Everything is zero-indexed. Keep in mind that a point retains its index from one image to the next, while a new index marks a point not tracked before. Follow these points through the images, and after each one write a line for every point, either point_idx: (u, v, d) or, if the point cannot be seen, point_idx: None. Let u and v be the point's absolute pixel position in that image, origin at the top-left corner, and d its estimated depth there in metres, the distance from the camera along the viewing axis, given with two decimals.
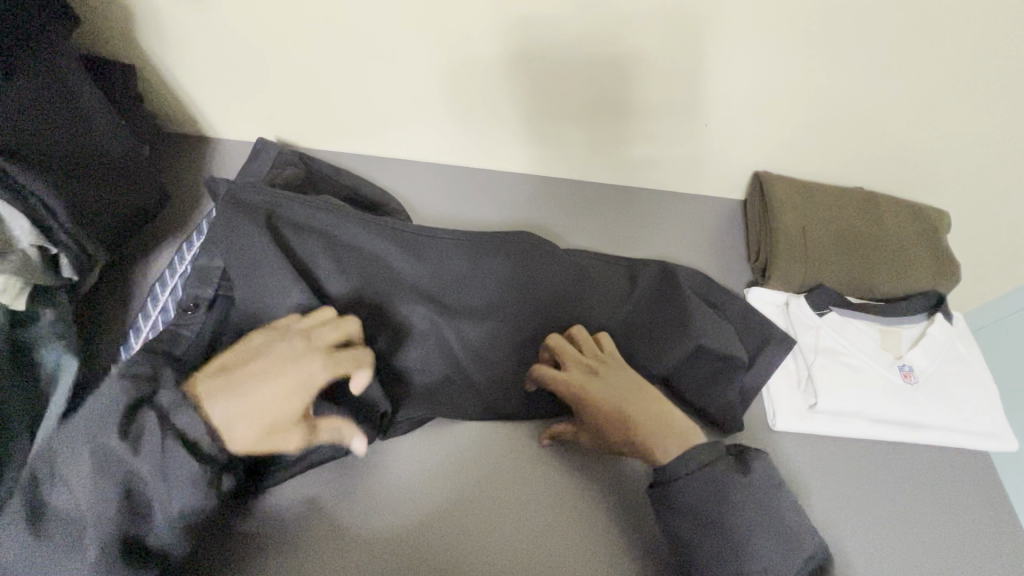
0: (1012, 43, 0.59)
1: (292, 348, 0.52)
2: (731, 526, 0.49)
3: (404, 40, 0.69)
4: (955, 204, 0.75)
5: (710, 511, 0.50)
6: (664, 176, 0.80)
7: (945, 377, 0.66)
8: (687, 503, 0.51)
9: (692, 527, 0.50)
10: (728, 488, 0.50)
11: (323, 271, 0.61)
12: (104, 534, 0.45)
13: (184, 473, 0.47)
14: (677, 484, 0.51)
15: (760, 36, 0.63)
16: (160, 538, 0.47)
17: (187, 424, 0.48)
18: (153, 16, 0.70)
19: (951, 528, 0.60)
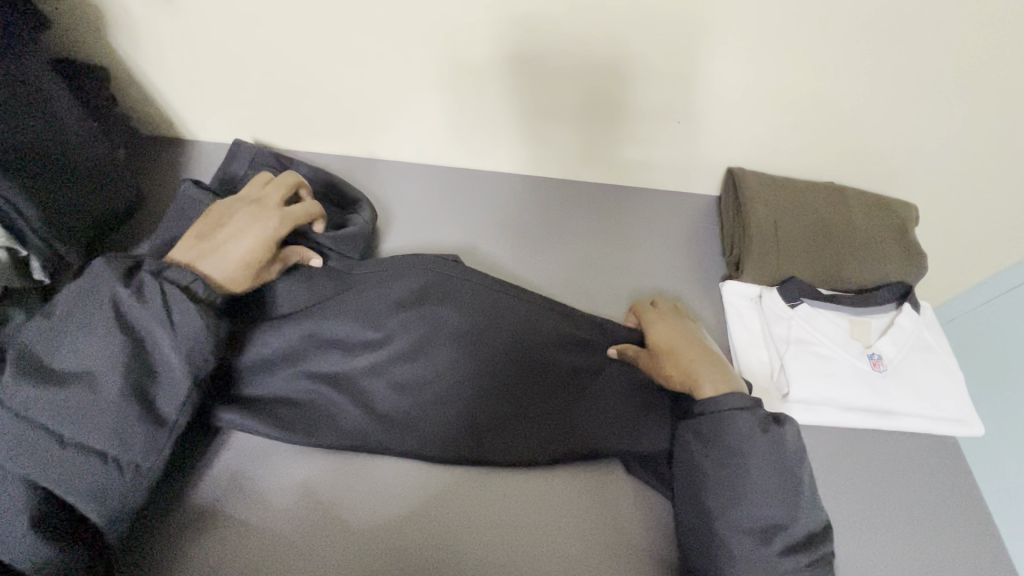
0: (969, 48, 0.61)
1: (248, 214, 0.60)
2: (738, 478, 0.52)
3: (380, 44, 0.70)
4: (923, 199, 0.77)
5: (725, 456, 0.53)
6: (643, 176, 0.81)
7: (915, 365, 0.68)
8: (706, 439, 0.55)
9: (705, 492, 0.53)
10: (751, 444, 0.53)
11: (321, 304, 0.64)
12: (162, 338, 0.51)
13: (188, 313, 0.52)
14: (704, 420, 0.55)
15: (728, 39, 0.64)
16: (189, 340, 0.51)
17: (185, 277, 0.54)
18: (127, 20, 0.70)
19: (917, 511, 0.62)
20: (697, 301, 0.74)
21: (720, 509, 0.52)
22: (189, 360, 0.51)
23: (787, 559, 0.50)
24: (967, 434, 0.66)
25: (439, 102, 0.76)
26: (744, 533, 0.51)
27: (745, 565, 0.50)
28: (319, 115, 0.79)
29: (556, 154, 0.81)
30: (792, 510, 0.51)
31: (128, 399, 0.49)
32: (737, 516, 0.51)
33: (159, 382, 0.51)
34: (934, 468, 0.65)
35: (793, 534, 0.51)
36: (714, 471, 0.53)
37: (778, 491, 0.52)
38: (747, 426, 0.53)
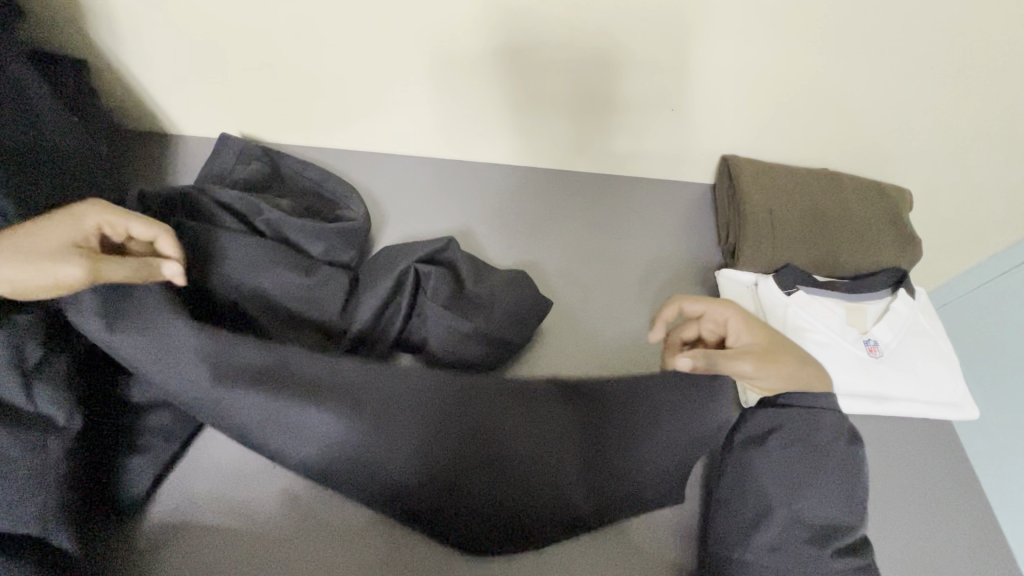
0: (955, 37, 0.61)
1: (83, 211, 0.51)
2: (808, 474, 0.51)
3: (367, 33, 0.68)
4: (916, 186, 0.77)
5: (799, 451, 0.51)
6: (635, 164, 0.81)
7: (911, 351, 0.68)
8: (785, 433, 0.52)
9: (769, 492, 0.51)
10: (820, 445, 0.52)
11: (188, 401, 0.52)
12: None
13: None
14: (788, 414, 0.53)
15: (724, 23, 0.63)
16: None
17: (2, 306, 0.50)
18: (104, 12, 0.68)
19: (911, 497, 0.62)
20: (694, 290, 0.74)
21: (780, 502, 0.50)
22: (14, 363, 0.48)
23: (840, 560, 0.49)
24: (962, 418, 0.66)
25: (427, 94, 0.75)
26: (797, 531, 0.49)
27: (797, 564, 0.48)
28: (305, 107, 0.78)
29: (547, 146, 0.80)
30: (852, 514, 0.50)
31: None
32: (799, 507, 0.50)
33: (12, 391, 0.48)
34: (929, 453, 0.65)
35: (845, 537, 0.50)
36: (785, 465, 0.51)
37: (840, 493, 0.51)
38: (831, 423, 0.52)
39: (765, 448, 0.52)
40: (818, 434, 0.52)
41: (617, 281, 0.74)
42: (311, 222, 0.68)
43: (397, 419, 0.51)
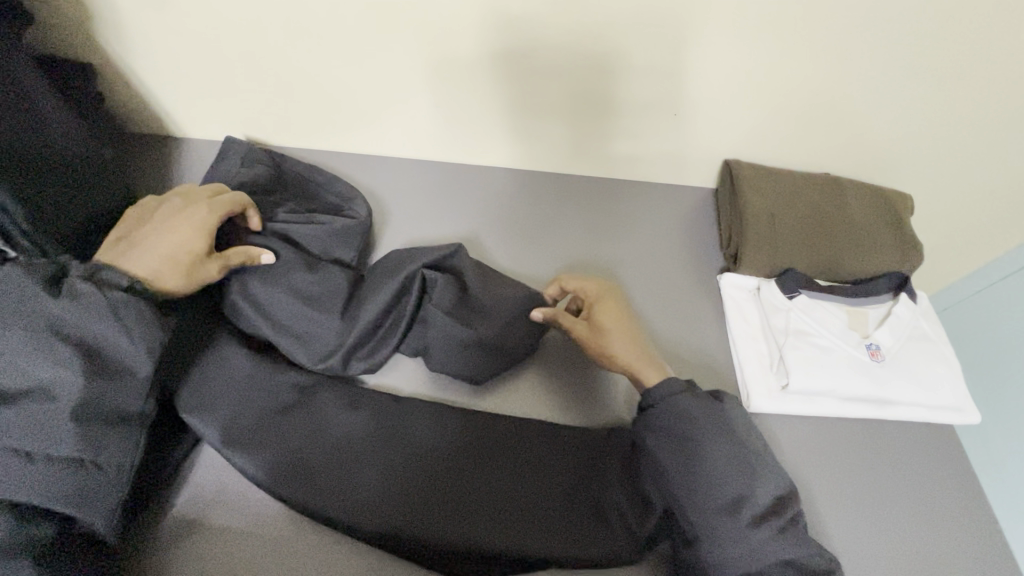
0: (956, 43, 0.61)
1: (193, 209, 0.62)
2: (692, 461, 0.52)
3: (371, 37, 0.69)
4: (918, 191, 0.78)
5: (674, 442, 0.54)
6: (637, 168, 0.81)
7: (912, 355, 0.68)
8: (658, 426, 0.55)
9: (675, 493, 0.52)
10: (695, 426, 0.54)
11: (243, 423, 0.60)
12: (112, 335, 0.51)
13: (140, 314, 0.53)
14: (655, 408, 0.55)
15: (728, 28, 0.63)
16: (140, 340, 0.53)
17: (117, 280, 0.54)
18: (110, 16, 0.68)
19: (914, 502, 0.62)
20: (697, 293, 0.74)
21: (685, 497, 0.52)
22: (150, 350, 0.53)
23: (758, 530, 0.50)
24: (964, 423, 0.66)
25: (431, 98, 0.75)
26: (717, 515, 0.51)
27: (729, 554, 0.50)
28: (309, 110, 0.78)
29: (550, 151, 0.80)
30: (749, 481, 0.52)
31: (89, 401, 0.49)
32: (702, 497, 0.51)
33: (116, 381, 0.51)
34: (932, 458, 0.65)
35: (757, 505, 0.51)
36: (675, 459, 0.53)
37: (735, 467, 0.52)
38: (694, 398, 0.55)
39: (657, 444, 0.54)
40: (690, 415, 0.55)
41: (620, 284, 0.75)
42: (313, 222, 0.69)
43: (422, 507, 0.56)
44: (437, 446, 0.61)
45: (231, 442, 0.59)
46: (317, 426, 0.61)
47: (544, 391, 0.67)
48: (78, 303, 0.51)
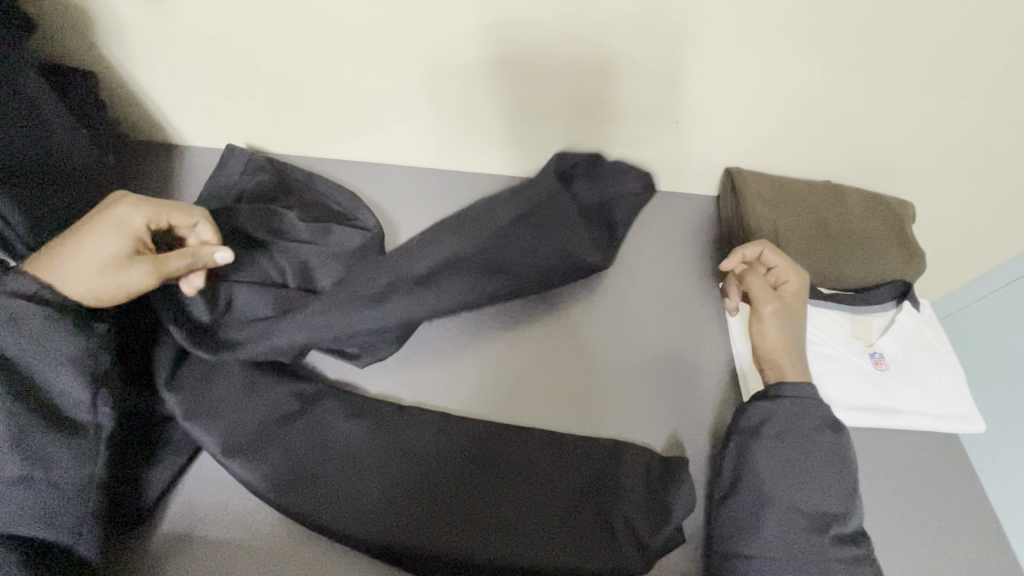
0: (956, 52, 0.61)
1: (127, 207, 0.58)
2: (797, 462, 0.55)
3: (372, 45, 0.68)
4: (920, 196, 0.78)
5: (793, 444, 0.56)
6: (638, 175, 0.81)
7: (916, 364, 0.68)
8: (778, 423, 0.57)
9: (769, 490, 0.54)
10: (816, 440, 0.56)
11: (236, 431, 0.59)
12: (36, 350, 0.51)
13: (53, 326, 0.52)
14: (778, 405, 0.58)
15: (733, 37, 0.63)
16: (65, 350, 0.52)
17: (25, 287, 0.52)
18: (112, 24, 0.68)
19: (919, 511, 0.62)
20: (700, 300, 0.74)
21: (779, 496, 0.54)
22: (75, 361, 0.53)
23: (838, 548, 0.52)
24: (969, 432, 0.66)
25: (432, 106, 0.75)
26: (797, 520, 0.53)
27: (800, 559, 0.52)
28: (311, 118, 0.78)
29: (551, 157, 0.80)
30: (846, 502, 0.54)
31: (23, 420, 0.50)
32: (792, 503, 0.54)
33: (52, 394, 0.52)
34: (938, 467, 0.64)
35: (844, 526, 0.54)
36: (777, 456, 0.55)
37: (832, 483, 0.55)
38: (817, 412, 0.58)
39: (769, 441, 0.56)
40: (811, 425, 0.57)
41: (623, 291, 0.74)
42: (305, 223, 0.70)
43: (417, 520, 0.55)
44: (433, 455, 0.60)
45: (223, 452, 0.58)
46: (321, 436, 0.60)
47: (545, 395, 0.66)
48: None
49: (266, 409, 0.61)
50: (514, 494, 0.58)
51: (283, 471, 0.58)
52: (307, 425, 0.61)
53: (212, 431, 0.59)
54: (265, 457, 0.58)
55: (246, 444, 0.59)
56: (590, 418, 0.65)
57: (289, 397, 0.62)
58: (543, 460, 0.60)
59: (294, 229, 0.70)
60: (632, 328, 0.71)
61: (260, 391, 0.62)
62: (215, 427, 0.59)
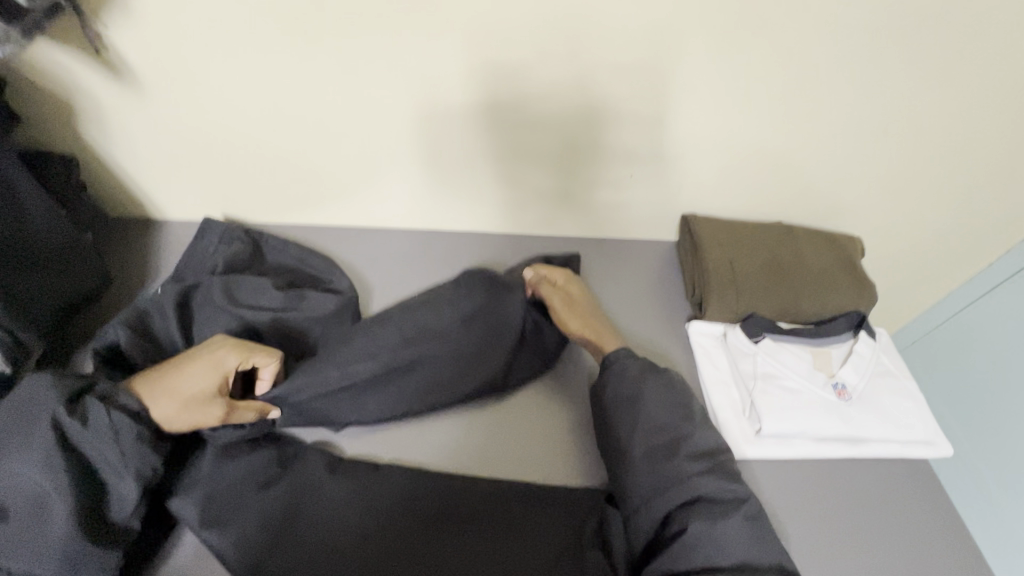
0: (896, 89, 0.67)
1: (228, 349, 0.60)
2: (637, 411, 0.59)
3: (343, 119, 0.73)
4: (866, 229, 0.82)
5: (627, 397, 0.60)
6: (625, 216, 0.83)
7: (879, 392, 0.69)
8: (614, 385, 0.62)
9: (636, 447, 0.58)
10: (644, 393, 0.60)
11: (211, 499, 0.59)
12: (111, 458, 0.53)
13: (137, 442, 0.54)
14: (608, 369, 0.63)
15: (674, 91, 0.68)
16: (138, 464, 0.54)
17: (131, 405, 0.55)
18: (94, 112, 0.72)
19: (897, 538, 0.62)
20: (666, 342, 0.76)
21: (634, 440, 0.58)
22: (140, 475, 0.54)
23: (694, 462, 0.56)
24: (937, 455, 0.67)
25: (403, 171, 0.79)
26: (654, 452, 0.57)
27: (666, 488, 0.55)
28: (285, 187, 0.82)
29: (541, 200, 0.82)
30: (689, 425, 0.58)
31: (75, 522, 0.51)
32: (646, 446, 0.57)
33: (109, 499, 0.53)
34: (911, 492, 0.65)
35: (693, 445, 0.57)
36: (619, 412, 0.60)
37: (671, 413, 0.59)
38: (641, 364, 0.63)
39: (613, 400, 0.61)
40: (638, 373, 0.62)
41: None
42: (276, 291, 0.71)
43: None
44: (410, 510, 0.60)
45: (198, 522, 0.57)
46: (300, 498, 0.60)
47: (520, 442, 0.66)
48: (88, 427, 0.53)
49: (242, 474, 0.61)
50: (493, 545, 0.58)
51: (259, 537, 0.57)
52: (283, 488, 0.60)
53: (185, 501, 0.58)
54: (240, 525, 0.57)
55: (221, 513, 0.58)
56: (569, 469, 0.64)
57: (266, 461, 0.62)
58: (522, 508, 0.60)
59: (264, 299, 0.71)
60: None
61: (236, 457, 0.61)
62: (189, 498, 0.59)
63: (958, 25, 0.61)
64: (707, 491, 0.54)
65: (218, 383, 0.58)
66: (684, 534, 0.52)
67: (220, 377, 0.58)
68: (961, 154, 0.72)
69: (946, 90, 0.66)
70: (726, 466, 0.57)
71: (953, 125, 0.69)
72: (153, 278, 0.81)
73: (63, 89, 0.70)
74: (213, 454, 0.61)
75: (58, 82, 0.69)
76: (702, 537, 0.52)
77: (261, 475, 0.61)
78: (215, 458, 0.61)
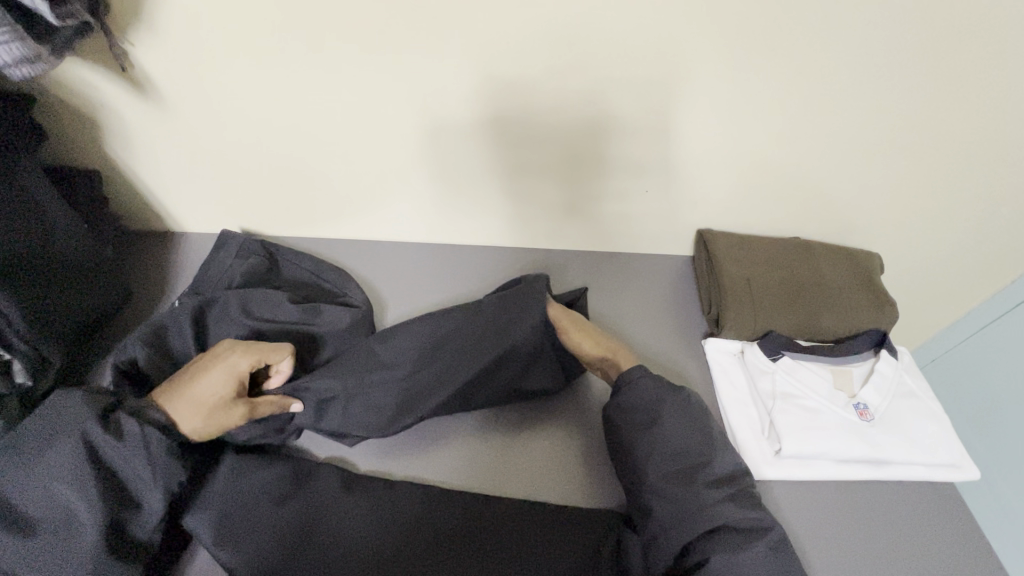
0: (918, 112, 0.65)
1: (237, 352, 0.60)
2: (655, 434, 0.58)
3: (359, 135, 0.73)
4: (887, 246, 0.81)
5: (643, 420, 0.60)
6: (630, 228, 0.82)
7: (902, 413, 0.68)
8: (631, 407, 0.61)
9: (651, 471, 0.57)
10: (661, 417, 0.59)
11: (224, 517, 0.58)
12: (140, 471, 0.54)
13: (167, 457, 0.55)
14: (623, 388, 0.62)
15: (692, 110, 0.67)
16: (166, 478, 0.55)
17: (161, 420, 0.56)
18: (118, 128, 0.74)
19: (924, 565, 0.60)
20: (682, 358, 0.76)
21: (651, 463, 0.57)
22: (168, 488, 0.55)
23: (713, 491, 0.55)
24: (964, 479, 0.65)
25: (418, 185, 0.79)
26: (671, 477, 0.56)
27: (686, 516, 0.54)
28: (303, 200, 0.83)
29: (546, 212, 0.82)
30: (708, 450, 0.58)
31: (102, 537, 0.51)
32: (665, 470, 0.56)
33: (134, 516, 0.53)
34: (937, 517, 0.63)
35: (713, 472, 0.56)
36: (635, 436, 0.59)
37: (691, 439, 0.58)
38: (657, 385, 0.62)
39: (628, 422, 0.60)
40: (655, 395, 0.61)
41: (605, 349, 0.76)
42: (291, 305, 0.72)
43: None
44: (423, 530, 0.59)
45: (211, 539, 0.57)
46: (316, 514, 0.60)
47: (536, 460, 0.66)
48: (120, 441, 0.54)
49: (256, 491, 0.60)
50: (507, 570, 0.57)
51: (271, 557, 0.56)
52: (296, 506, 0.60)
53: (197, 519, 0.58)
54: (252, 545, 0.57)
55: (233, 531, 0.58)
56: (586, 490, 0.64)
57: (279, 478, 0.62)
58: (537, 530, 0.59)
59: (279, 311, 0.71)
60: None
61: (249, 474, 0.61)
62: (202, 515, 0.58)
63: (988, 50, 0.59)
64: (729, 519, 0.53)
65: (236, 386, 0.59)
66: (705, 566, 0.52)
67: (236, 381, 0.59)
68: (992, 178, 0.70)
69: (970, 115, 0.64)
70: (747, 493, 0.56)
71: (965, 144, 0.67)
72: (172, 290, 0.82)
73: (88, 105, 0.71)
74: (228, 471, 0.61)
75: (84, 99, 0.70)
76: (724, 567, 0.51)
77: (275, 492, 0.60)
78: (227, 475, 0.61)
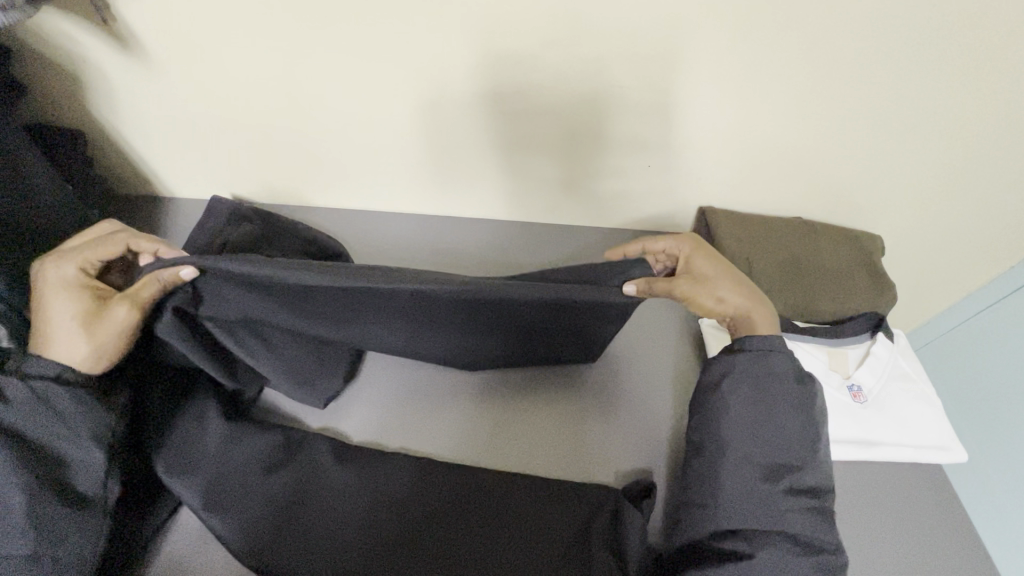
0: (923, 96, 0.63)
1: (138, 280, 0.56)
2: (760, 422, 0.54)
3: (350, 102, 0.71)
4: (888, 229, 0.80)
5: (752, 393, 0.55)
6: (629, 208, 0.81)
7: (895, 396, 0.68)
8: (737, 376, 0.56)
9: (736, 450, 0.53)
10: (778, 402, 0.54)
11: (223, 479, 0.59)
12: (52, 426, 0.52)
13: (73, 404, 0.54)
14: (738, 357, 0.57)
15: (697, 84, 0.65)
16: (84, 426, 0.54)
17: (53, 370, 0.54)
18: (99, 88, 0.71)
19: (904, 542, 0.61)
20: (679, 335, 0.75)
21: (736, 442, 0.53)
22: (94, 437, 0.54)
23: (794, 497, 0.51)
24: (952, 461, 0.66)
25: (411, 155, 0.77)
26: (748, 470, 0.52)
27: (749, 506, 0.51)
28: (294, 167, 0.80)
29: (543, 188, 0.80)
30: (805, 454, 0.53)
31: (35, 493, 0.50)
32: (750, 455, 0.53)
33: (67, 470, 0.52)
34: (921, 496, 0.64)
35: (801, 479, 0.52)
36: (740, 406, 0.54)
37: (796, 438, 0.53)
38: (782, 365, 0.55)
39: (732, 394, 0.55)
40: (776, 372, 0.55)
41: None
42: None
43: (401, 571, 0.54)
44: (417, 501, 0.59)
45: (200, 498, 0.58)
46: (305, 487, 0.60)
47: (529, 428, 0.67)
48: (13, 403, 0.51)
49: (250, 457, 0.60)
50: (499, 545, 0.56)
51: (265, 526, 0.56)
52: (293, 475, 0.60)
53: (192, 476, 0.59)
54: (246, 510, 0.57)
55: (231, 496, 0.58)
56: (575, 462, 0.64)
57: (280, 446, 0.62)
58: (528, 503, 0.60)
59: None
60: (619, 366, 0.72)
61: (252, 440, 0.62)
62: (196, 477, 0.59)
63: (1002, 34, 0.56)
64: (799, 530, 0.50)
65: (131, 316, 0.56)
66: (751, 560, 0.49)
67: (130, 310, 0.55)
68: (1003, 164, 0.68)
69: (979, 102, 0.62)
70: (824, 509, 0.52)
71: (976, 132, 0.65)
72: None
73: (67, 62, 0.68)
74: (230, 435, 0.61)
75: (62, 55, 0.68)
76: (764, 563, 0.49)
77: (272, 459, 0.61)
78: (226, 438, 0.61)
